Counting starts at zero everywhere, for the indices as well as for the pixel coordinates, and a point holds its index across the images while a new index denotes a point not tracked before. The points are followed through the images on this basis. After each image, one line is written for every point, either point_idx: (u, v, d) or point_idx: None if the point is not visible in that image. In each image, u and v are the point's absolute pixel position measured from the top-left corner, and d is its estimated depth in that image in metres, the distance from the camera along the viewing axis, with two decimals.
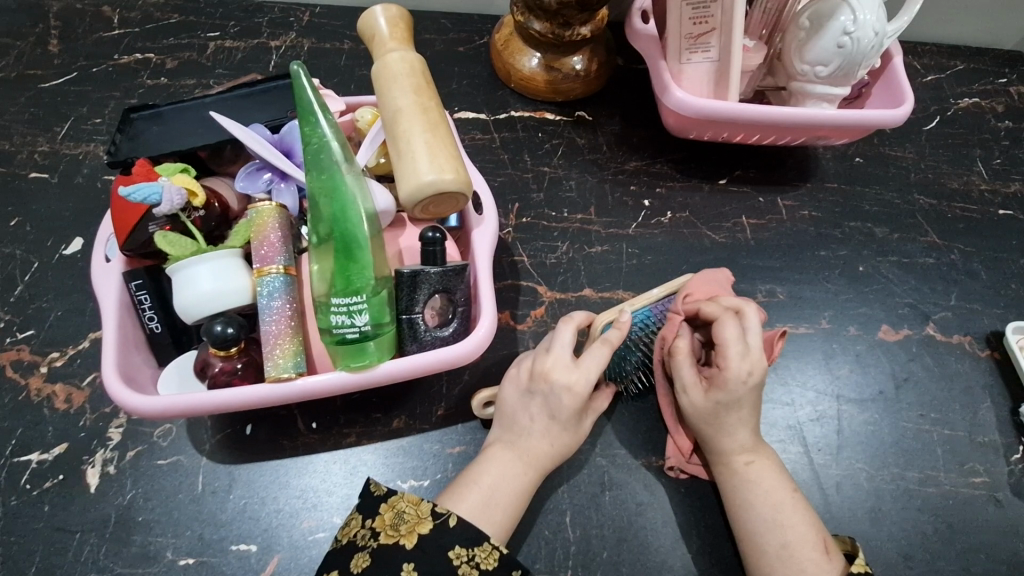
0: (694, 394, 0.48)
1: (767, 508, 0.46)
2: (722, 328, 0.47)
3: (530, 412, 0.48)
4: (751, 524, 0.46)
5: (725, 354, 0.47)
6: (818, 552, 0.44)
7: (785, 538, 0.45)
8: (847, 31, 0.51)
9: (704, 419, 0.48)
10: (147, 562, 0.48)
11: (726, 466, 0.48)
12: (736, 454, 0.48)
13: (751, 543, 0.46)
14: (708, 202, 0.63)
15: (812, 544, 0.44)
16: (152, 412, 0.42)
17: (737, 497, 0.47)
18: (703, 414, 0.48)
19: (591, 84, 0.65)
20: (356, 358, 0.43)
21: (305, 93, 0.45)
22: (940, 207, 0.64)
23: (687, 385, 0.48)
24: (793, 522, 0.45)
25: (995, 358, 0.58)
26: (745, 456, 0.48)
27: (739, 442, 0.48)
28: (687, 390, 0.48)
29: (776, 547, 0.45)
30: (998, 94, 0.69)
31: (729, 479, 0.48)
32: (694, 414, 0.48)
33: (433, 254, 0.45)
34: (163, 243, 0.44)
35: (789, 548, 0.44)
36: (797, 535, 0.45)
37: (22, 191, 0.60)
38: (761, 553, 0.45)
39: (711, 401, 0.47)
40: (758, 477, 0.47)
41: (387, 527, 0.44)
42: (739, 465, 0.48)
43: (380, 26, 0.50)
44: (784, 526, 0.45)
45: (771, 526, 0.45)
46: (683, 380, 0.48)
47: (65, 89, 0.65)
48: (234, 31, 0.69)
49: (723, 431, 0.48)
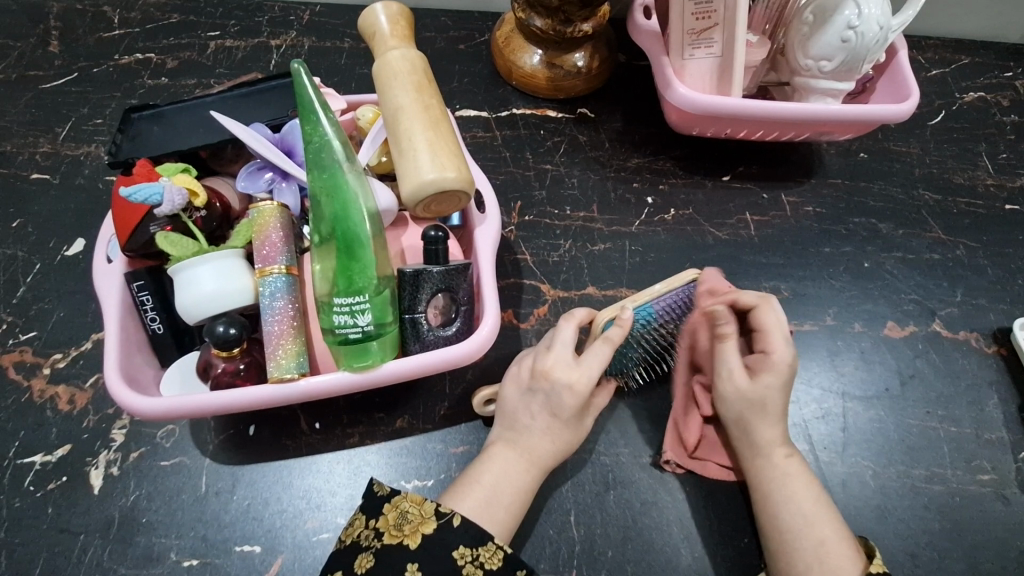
0: (740, 379, 0.48)
1: (802, 503, 0.45)
2: (766, 315, 0.49)
3: (531, 409, 0.47)
4: (788, 517, 0.45)
5: (774, 339, 0.49)
6: (852, 550, 0.44)
7: (821, 533, 0.44)
8: (852, 25, 0.51)
9: (745, 404, 0.48)
10: (150, 563, 0.48)
11: (764, 459, 0.48)
12: (776, 446, 0.48)
13: (783, 540, 0.45)
14: (711, 199, 0.63)
15: (846, 542, 0.44)
16: (154, 413, 0.42)
17: (773, 489, 0.46)
18: (747, 400, 0.48)
19: (592, 81, 0.65)
20: (358, 358, 0.43)
21: (306, 91, 0.45)
22: (944, 202, 0.63)
23: (734, 370, 0.48)
24: (827, 520, 0.45)
25: (1001, 354, 0.57)
26: (784, 449, 0.48)
27: (777, 431, 0.48)
28: (735, 374, 0.48)
29: (814, 545, 0.43)
30: (1003, 88, 0.68)
31: (763, 472, 0.47)
32: (739, 399, 0.48)
33: (436, 253, 0.45)
34: (165, 244, 0.44)
35: (828, 546, 0.43)
36: (832, 531, 0.44)
37: (24, 192, 0.60)
38: (795, 550, 0.44)
39: (758, 386, 0.48)
40: (794, 471, 0.47)
41: (391, 527, 0.44)
42: (780, 458, 0.48)
43: (380, 23, 0.49)
44: (821, 521, 0.44)
45: (806, 520, 0.45)
46: (728, 367, 0.48)
47: (65, 90, 0.65)
48: (234, 31, 0.68)
49: (764, 417, 0.48)
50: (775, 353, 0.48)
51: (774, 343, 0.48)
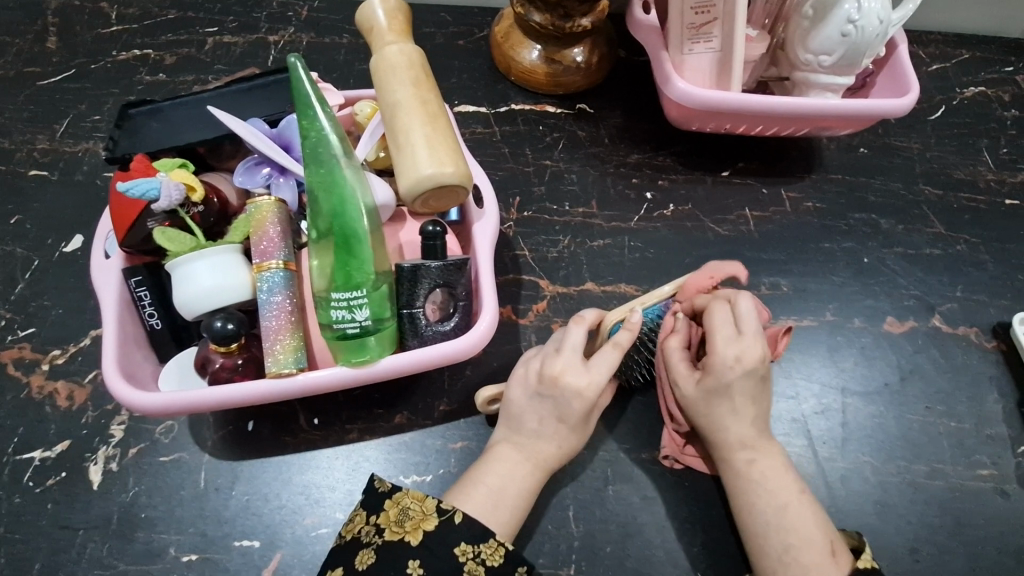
0: (685, 384, 0.47)
1: (770, 510, 0.45)
2: (710, 315, 0.48)
3: (540, 413, 0.47)
4: (755, 521, 0.45)
5: (713, 340, 0.47)
6: (824, 555, 0.43)
7: (787, 539, 0.44)
8: (852, 19, 0.51)
9: (691, 408, 0.48)
10: (149, 559, 0.48)
11: (728, 464, 0.47)
12: (734, 450, 0.47)
13: (755, 546, 0.45)
14: (711, 195, 0.63)
15: (817, 546, 0.43)
16: (152, 408, 0.42)
17: (741, 494, 0.46)
18: (691, 402, 0.48)
19: (592, 76, 0.65)
20: (356, 353, 0.43)
21: (302, 85, 0.45)
22: (946, 197, 0.63)
23: (677, 376, 0.48)
24: (797, 524, 0.44)
25: (1001, 350, 0.57)
26: (745, 454, 0.47)
27: (728, 435, 0.47)
28: (676, 378, 0.48)
29: (779, 549, 0.44)
30: (1005, 83, 0.68)
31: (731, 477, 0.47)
32: (687, 404, 0.48)
33: (434, 248, 0.45)
34: (163, 240, 0.44)
35: (793, 550, 0.43)
36: (800, 537, 0.43)
37: (22, 189, 0.60)
38: (763, 555, 0.44)
39: (701, 389, 0.47)
40: (760, 476, 0.46)
41: (392, 523, 0.44)
42: (740, 464, 0.47)
43: (378, 18, 0.49)
44: (789, 526, 0.44)
45: (772, 525, 0.44)
46: (674, 372, 0.48)
47: (64, 86, 0.65)
48: (233, 27, 0.68)
49: (712, 419, 0.47)
50: (713, 355, 0.46)
51: (714, 344, 0.47)
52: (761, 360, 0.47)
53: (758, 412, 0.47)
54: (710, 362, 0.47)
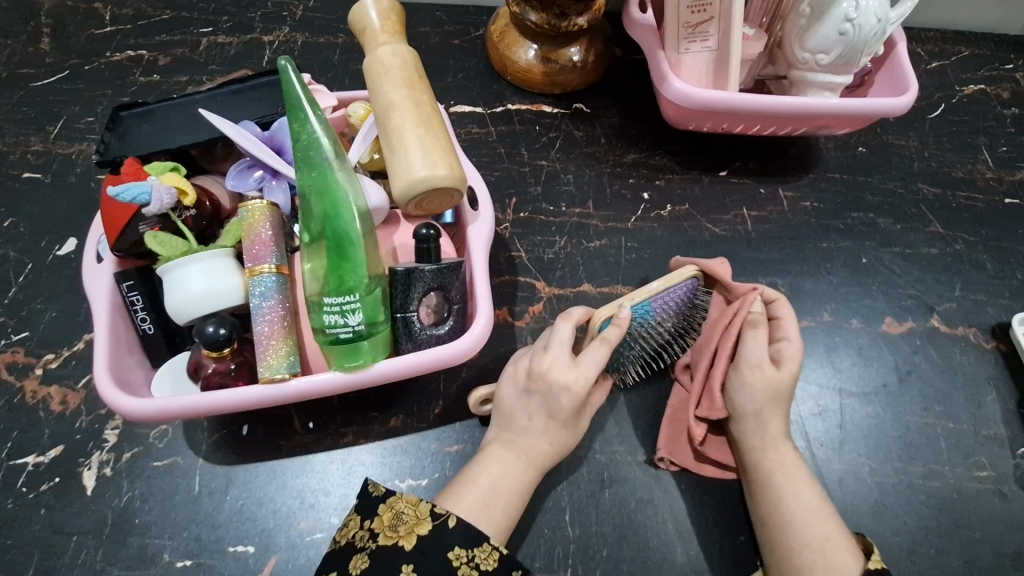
0: (770, 369, 0.48)
1: (805, 500, 0.46)
2: (780, 309, 0.51)
3: (528, 410, 0.47)
4: (794, 512, 0.45)
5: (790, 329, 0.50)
6: (851, 546, 0.44)
7: (821, 530, 0.44)
8: (849, 18, 0.50)
9: (768, 395, 0.48)
10: (143, 563, 0.48)
11: (772, 454, 0.47)
12: (783, 441, 0.48)
13: (784, 539, 0.45)
14: (707, 194, 0.62)
15: (848, 536, 0.44)
16: (145, 414, 0.41)
17: (776, 486, 0.46)
18: (771, 391, 0.48)
19: (588, 76, 0.64)
20: (350, 358, 0.43)
21: (293, 88, 0.44)
22: (944, 195, 0.63)
23: (764, 360, 0.48)
24: (827, 516, 0.45)
25: (1000, 350, 0.57)
26: (789, 445, 0.48)
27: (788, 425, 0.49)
28: (764, 364, 0.48)
29: (820, 538, 0.44)
30: (1004, 80, 0.68)
31: (766, 468, 0.47)
32: (765, 389, 0.48)
33: (427, 252, 0.45)
34: (154, 244, 0.43)
35: (832, 540, 0.44)
36: (837, 524, 0.45)
37: (15, 192, 0.60)
38: (801, 546, 0.44)
39: (786, 375, 0.48)
40: (797, 467, 0.47)
41: (386, 527, 0.43)
42: (787, 453, 0.48)
43: (371, 18, 0.48)
44: (822, 516, 0.45)
45: (806, 514, 0.45)
46: (758, 358, 0.48)
47: (57, 88, 0.64)
48: (226, 27, 0.68)
49: (779, 408, 0.48)
50: (792, 343, 0.49)
51: (791, 333, 0.49)
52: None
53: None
54: (789, 350, 0.49)
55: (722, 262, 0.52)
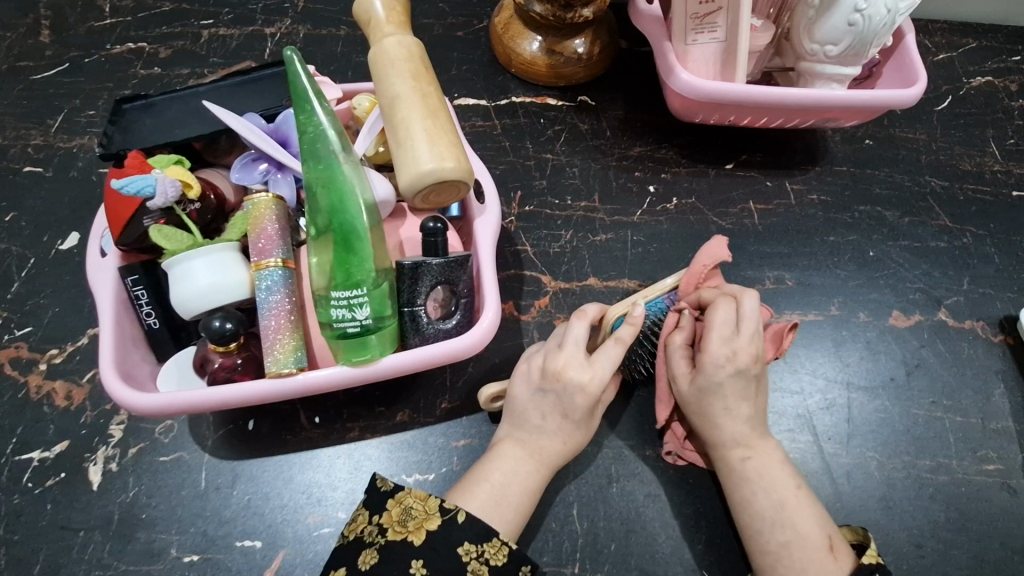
0: (682, 381, 0.47)
1: (768, 504, 0.44)
2: (710, 313, 0.46)
3: (542, 409, 0.47)
4: (755, 517, 0.44)
5: (707, 336, 0.46)
6: (824, 551, 0.42)
7: (787, 534, 0.43)
8: (859, 9, 0.50)
9: (688, 407, 0.47)
10: (151, 559, 0.48)
11: (723, 460, 0.46)
12: (730, 448, 0.46)
13: (753, 539, 0.44)
14: (714, 187, 0.62)
15: (814, 543, 0.43)
16: (152, 409, 0.41)
17: (737, 493, 0.46)
18: (693, 404, 0.47)
19: (593, 68, 0.64)
20: (357, 352, 0.42)
21: (299, 79, 0.43)
22: (952, 188, 0.62)
23: (677, 372, 0.47)
24: (798, 517, 0.44)
25: (1008, 343, 0.57)
26: (740, 451, 0.46)
27: (728, 433, 0.46)
28: (675, 378, 0.47)
29: (777, 545, 0.43)
30: (1012, 72, 0.67)
31: (728, 472, 0.46)
32: (685, 402, 0.47)
33: (435, 245, 0.44)
34: (159, 237, 0.43)
35: (791, 547, 0.43)
36: (800, 532, 0.43)
37: (17, 186, 0.59)
38: (762, 551, 0.44)
39: (696, 386, 0.46)
40: (756, 473, 0.45)
41: (395, 523, 0.43)
42: (735, 461, 0.46)
43: (375, 9, 0.48)
44: (786, 523, 0.43)
45: (773, 518, 0.44)
46: (673, 369, 0.47)
47: (57, 80, 0.64)
48: (228, 18, 0.67)
49: (709, 420, 0.47)
50: (705, 352, 0.46)
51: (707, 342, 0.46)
52: (753, 360, 0.46)
53: (750, 412, 0.47)
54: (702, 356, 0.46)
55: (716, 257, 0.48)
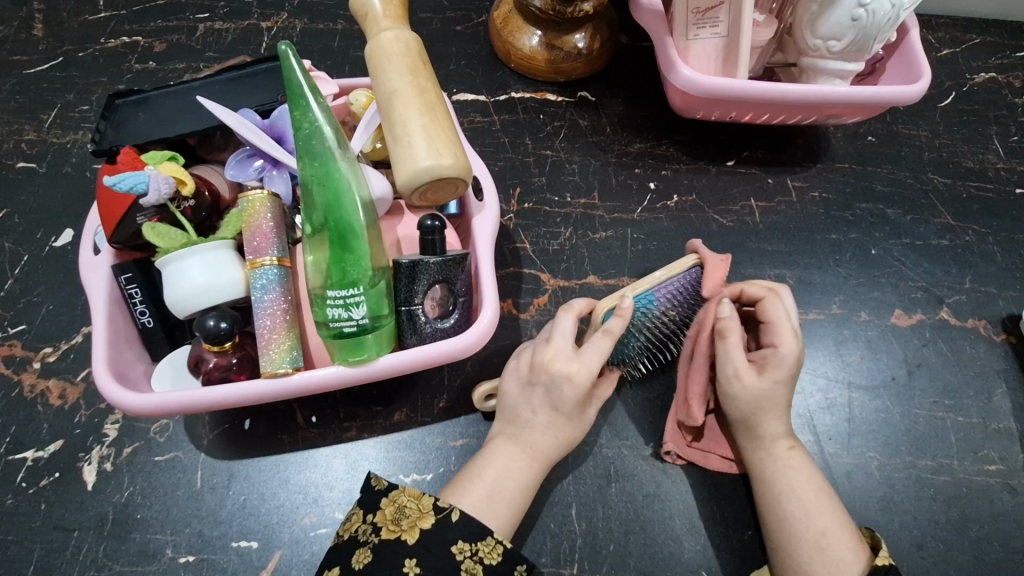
0: (748, 376, 0.46)
1: (804, 495, 0.45)
2: (771, 307, 0.48)
3: (532, 404, 0.46)
4: (788, 508, 0.45)
5: (778, 330, 0.47)
6: (853, 539, 0.43)
7: (824, 524, 0.43)
8: (862, 4, 0.49)
9: (755, 404, 0.47)
10: (146, 559, 0.48)
11: (766, 450, 0.47)
12: (781, 439, 0.47)
13: (785, 530, 0.44)
14: (715, 184, 0.61)
15: (848, 532, 0.44)
16: (146, 409, 0.40)
17: (773, 483, 0.46)
18: (757, 398, 0.46)
19: (593, 63, 0.63)
20: (353, 352, 0.42)
21: (294, 74, 0.43)
22: (955, 186, 0.62)
23: (741, 369, 0.46)
24: (825, 509, 0.44)
25: (1010, 343, 0.56)
26: (787, 441, 0.47)
27: (775, 427, 0.47)
28: (742, 375, 0.46)
29: (815, 534, 0.43)
30: (1015, 68, 0.67)
31: (763, 464, 0.47)
32: (747, 398, 0.47)
33: (432, 243, 0.44)
34: (152, 235, 0.42)
35: (829, 536, 0.43)
36: (834, 522, 0.44)
37: (9, 182, 0.59)
38: (796, 542, 0.44)
39: (767, 383, 0.46)
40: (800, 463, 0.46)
41: (388, 521, 0.43)
42: (784, 450, 0.47)
43: (373, 2, 0.47)
44: (822, 512, 0.44)
45: (803, 514, 0.44)
46: (733, 364, 0.46)
47: (50, 74, 0.63)
48: (223, 12, 0.66)
49: (771, 413, 0.47)
50: (781, 350, 0.46)
51: (779, 339, 0.47)
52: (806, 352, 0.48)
53: None
54: (774, 356, 0.47)
55: (721, 262, 0.49)
